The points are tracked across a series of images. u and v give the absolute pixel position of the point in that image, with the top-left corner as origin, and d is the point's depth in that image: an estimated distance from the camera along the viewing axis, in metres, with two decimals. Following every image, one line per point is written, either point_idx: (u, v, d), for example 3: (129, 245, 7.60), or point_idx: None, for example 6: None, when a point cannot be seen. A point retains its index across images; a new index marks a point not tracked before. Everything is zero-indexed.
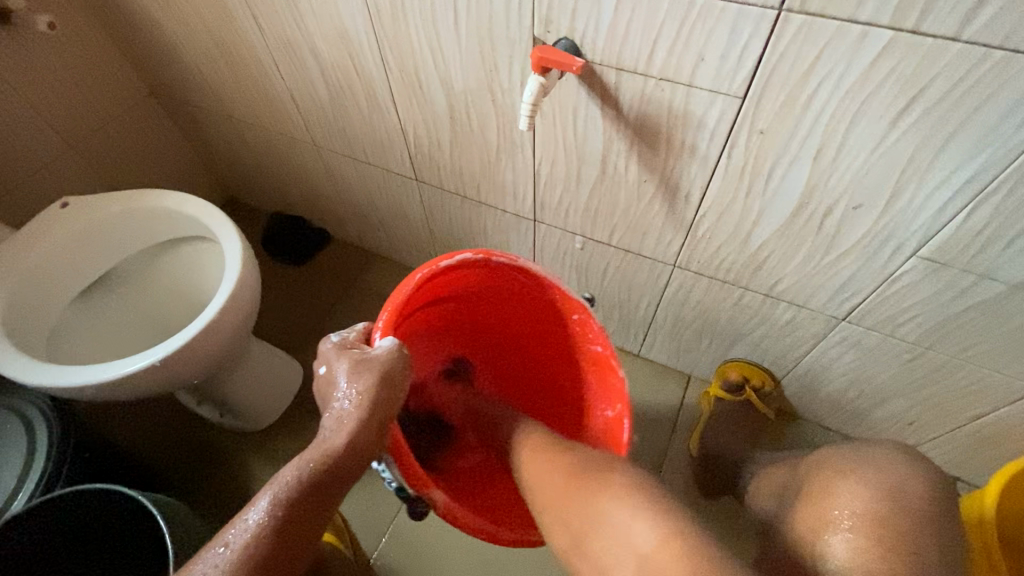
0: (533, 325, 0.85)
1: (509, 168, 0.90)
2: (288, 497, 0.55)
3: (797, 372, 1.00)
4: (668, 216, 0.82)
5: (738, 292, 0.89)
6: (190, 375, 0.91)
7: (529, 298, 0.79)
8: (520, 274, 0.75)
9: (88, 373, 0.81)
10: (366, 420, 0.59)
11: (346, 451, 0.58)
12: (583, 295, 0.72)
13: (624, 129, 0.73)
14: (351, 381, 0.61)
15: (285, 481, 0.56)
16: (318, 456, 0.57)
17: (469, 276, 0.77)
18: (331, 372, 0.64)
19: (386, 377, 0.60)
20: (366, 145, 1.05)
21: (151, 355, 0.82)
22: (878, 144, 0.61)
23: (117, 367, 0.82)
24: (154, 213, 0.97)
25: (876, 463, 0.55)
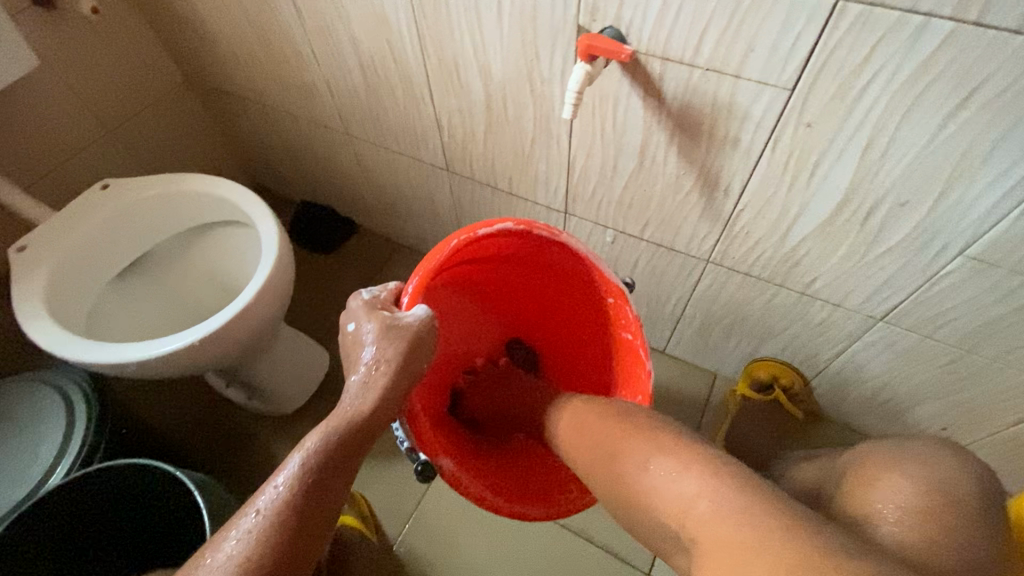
0: (564, 300, 0.86)
1: (543, 159, 0.90)
2: (317, 462, 0.55)
3: (828, 372, 0.99)
4: (704, 210, 0.81)
5: (772, 290, 0.89)
6: (224, 357, 0.93)
7: (564, 272, 0.80)
8: (554, 248, 0.76)
9: (128, 351, 0.83)
10: (390, 389, 0.60)
11: (373, 415, 0.59)
12: (618, 282, 0.73)
13: (665, 120, 0.72)
14: (378, 346, 0.61)
15: (314, 444, 0.56)
16: (347, 420, 0.58)
17: (503, 246, 0.78)
18: (358, 330, 0.63)
19: (414, 345, 0.61)
20: (398, 134, 1.06)
21: (191, 335, 0.85)
22: (930, 139, 0.59)
23: (156, 345, 0.83)
24: (190, 197, 0.98)
25: (923, 460, 0.53)
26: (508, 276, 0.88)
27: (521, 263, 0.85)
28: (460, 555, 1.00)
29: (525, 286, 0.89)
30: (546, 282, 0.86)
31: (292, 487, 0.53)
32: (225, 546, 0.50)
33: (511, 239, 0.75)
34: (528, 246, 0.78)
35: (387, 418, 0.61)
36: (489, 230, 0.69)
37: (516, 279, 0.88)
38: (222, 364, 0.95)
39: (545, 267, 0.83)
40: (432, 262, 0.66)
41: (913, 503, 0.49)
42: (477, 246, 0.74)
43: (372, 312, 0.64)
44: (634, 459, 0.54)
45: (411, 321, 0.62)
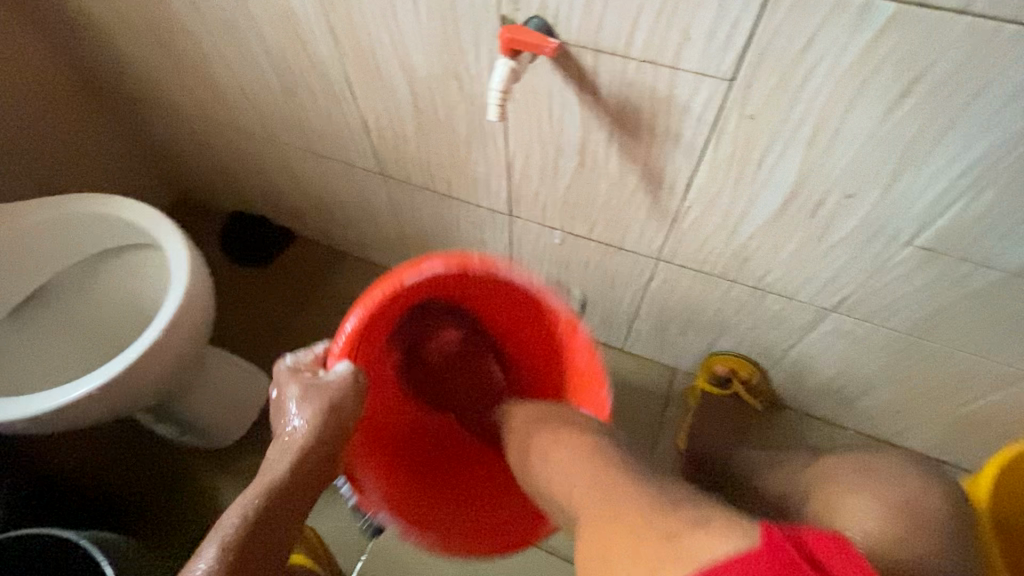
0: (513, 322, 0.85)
1: (481, 160, 0.84)
2: (240, 536, 0.55)
3: (784, 363, 0.98)
4: (651, 208, 0.77)
5: (724, 286, 0.86)
6: (140, 400, 0.84)
7: (510, 300, 0.80)
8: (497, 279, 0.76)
9: (22, 405, 0.73)
10: (312, 451, 0.61)
11: (295, 476, 0.60)
12: (567, 312, 0.71)
13: (603, 116, 0.67)
14: (301, 409, 0.62)
15: (234, 522, 0.56)
16: (262, 490, 0.58)
17: (445, 280, 0.78)
18: (282, 395, 0.64)
19: (335, 407, 0.62)
20: (324, 137, 0.97)
21: (95, 379, 0.75)
22: (875, 129, 0.56)
23: (54, 397, 0.74)
24: (89, 220, 0.88)
25: (885, 479, 0.53)
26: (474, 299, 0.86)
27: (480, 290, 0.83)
28: None
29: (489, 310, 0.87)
30: (521, 319, 0.83)
31: (215, 567, 0.53)
32: None
33: (449, 275, 0.75)
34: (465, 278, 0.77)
35: (314, 479, 0.62)
36: (418, 273, 0.69)
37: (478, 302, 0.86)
38: (141, 406, 0.86)
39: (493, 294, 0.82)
40: (364, 307, 0.68)
41: (894, 526, 0.48)
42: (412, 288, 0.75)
43: (298, 379, 0.64)
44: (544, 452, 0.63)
45: (334, 380, 0.63)
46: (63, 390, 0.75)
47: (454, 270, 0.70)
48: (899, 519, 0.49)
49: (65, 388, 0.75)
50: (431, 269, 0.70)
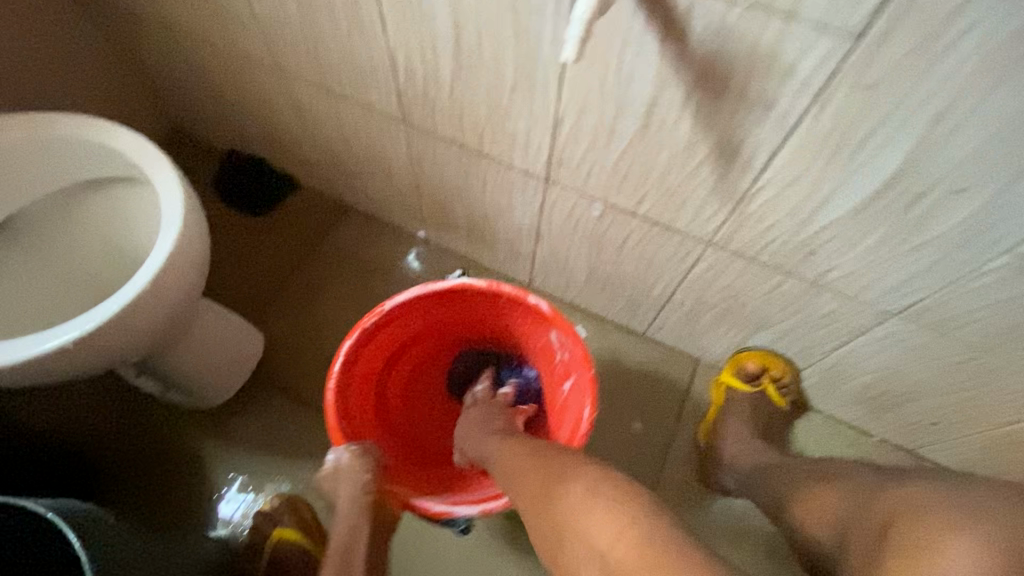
0: (457, 322, 0.92)
1: (524, 114, 0.74)
2: None
3: (821, 364, 0.92)
4: (715, 186, 0.68)
5: (777, 278, 0.78)
6: (126, 355, 0.75)
7: (434, 319, 0.90)
8: (413, 305, 0.84)
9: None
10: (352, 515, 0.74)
11: (346, 543, 0.72)
12: (455, 282, 0.82)
13: (684, 72, 0.57)
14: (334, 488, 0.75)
15: None
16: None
17: (380, 350, 0.87)
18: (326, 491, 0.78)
19: (351, 478, 0.74)
20: (343, 74, 0.86)
21: (78, 327, 0.66)
22: (1015, 113, 0.48)
23: (30, 344, 0.65)
24: (70, 144, 0.76)
25: (986, 515, 0.47)
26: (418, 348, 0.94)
27: (413, 333, 0.91)
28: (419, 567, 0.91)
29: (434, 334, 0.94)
30: (462, 317, 0.91)
31: None
32: None
33: (374, 346, 0.85)
34: (388, 341, 0.87)
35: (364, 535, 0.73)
36: (342, 360, 0.78)
37: (422, 338, 0.93)
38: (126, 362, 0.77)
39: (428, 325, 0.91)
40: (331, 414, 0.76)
41: None
42: (368, 356, 0.85)
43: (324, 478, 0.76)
44: (573, 490, 0.50)
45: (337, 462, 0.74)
46: (42, 337, 0.66)
47: (358, 334, 0.79)
48: None
49: (44, 336, 0.66)
50: (348, 348, 0.79)
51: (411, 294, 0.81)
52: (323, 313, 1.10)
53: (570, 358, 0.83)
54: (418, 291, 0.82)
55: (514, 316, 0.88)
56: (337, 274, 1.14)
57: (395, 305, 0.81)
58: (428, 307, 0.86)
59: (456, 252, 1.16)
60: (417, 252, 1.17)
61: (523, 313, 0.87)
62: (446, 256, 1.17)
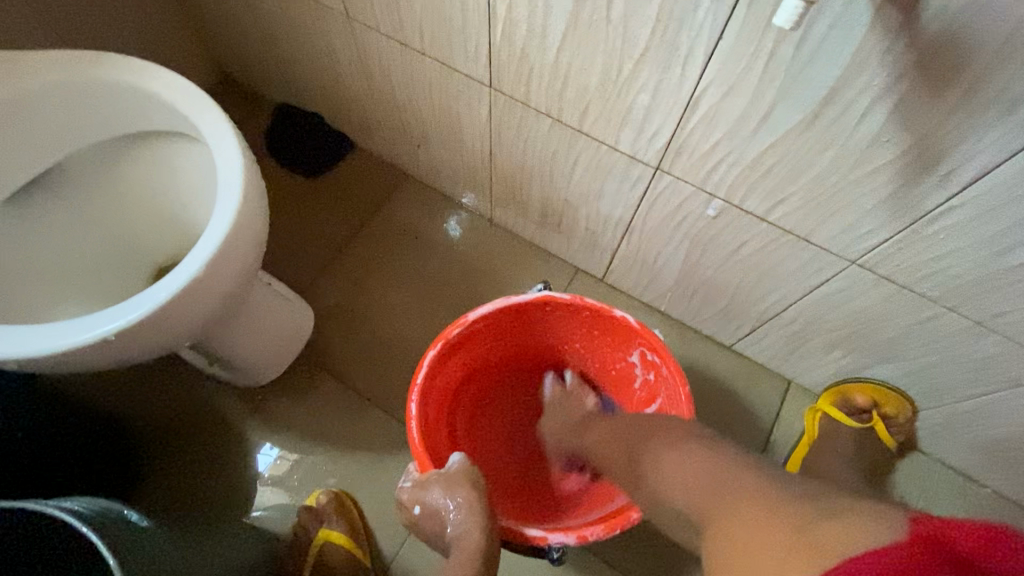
0: (527, 346, 0.82)
1: (649, 88, 0.60)
2: None
3: (949, 407, 0.79)
4: (890, 195, 0.55)
5: (932, 311, 0.65)
6: (182, 340, 0.67)
7: (506, 340, 0.80)
8: (490, 321, 0.74)
9: (43, 338, 0.56)
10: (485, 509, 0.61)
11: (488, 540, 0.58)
12: (536, 294, 0.72)
13: (900, 51, 0.43)
14: (449, 492, 0.62)
15: None
16: None
17: (450, 376, 0.77)
18: (425, 507, 0.63)
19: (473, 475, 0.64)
20: (425, 23, 0.73)
21: (133, 310, 0.57)
22: None
23: (79, 331, 0.57)
24: (117, 92, 0.67)
25: None
26: (487, 374, 0.83)
27: (483, 357, 0.80)
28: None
29: (504, 359, 0.83)
30: (534, 340, 0.81)
31: None
32: None
33: (445, 371, 0.75)
34: (459, 363, 0.77)
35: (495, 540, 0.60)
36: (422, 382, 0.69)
37: (492, 363, 0.82)
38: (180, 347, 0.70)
39: (499, 348, 0.81)
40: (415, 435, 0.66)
41: None
42: (441, 379, 0.75)
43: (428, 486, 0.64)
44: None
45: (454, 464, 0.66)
46: (88, 323, 0.57)
47: (439, 347, 0.70)
48: None
49: (94, 320, 0.57)
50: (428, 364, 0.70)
51: (491, 308, 0.72)
52: (375, 292, 1.01)
53: (657, 377, 0.75)
54: (498, 304, 0.72)
55: (589, 334, 0.78)
56: (392, 248, 1.04)
57: (474, 317, 0.72)
58: (504, 327, 0.77)
59: (516, 230, 1.04)
60: (457, 218, 1.06)
61: (602, 330, 0.77)
62: (507, 236, 1.05)
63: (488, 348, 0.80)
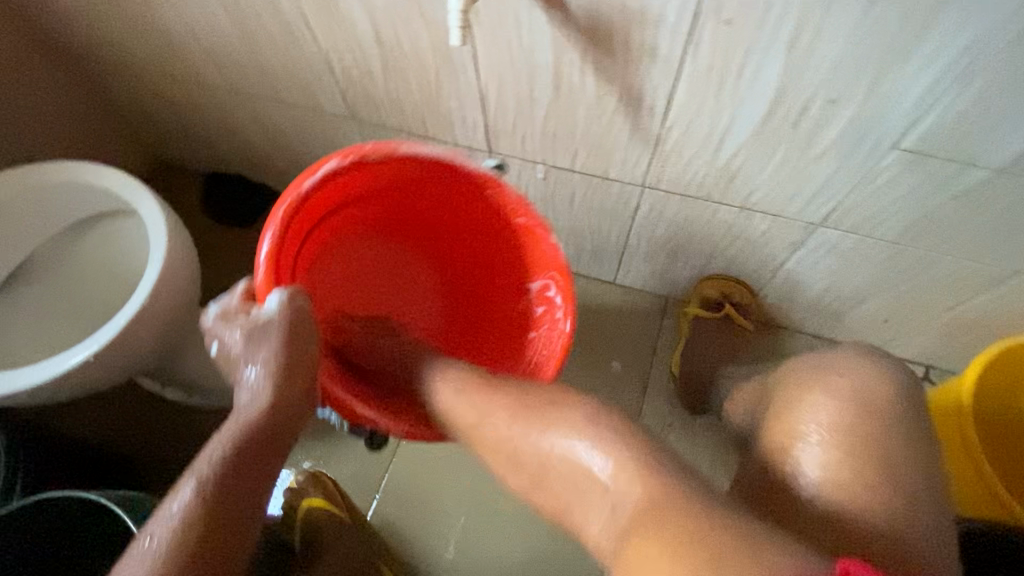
0: (442, 198, 0.83)
1: (453, 93, 0.80)
2: (216, 478, 0.54)
3: (774, 283, 0.98)
4: (633, 131, 0.75)
5: (712, 208, 0.84)
6: (144, 362, 0.84)
7: (422, 186, 0.81)
8: (416, 162, 0.76)
9: (19, 377, 0.73)
10: (287, 376, 0.61)
11: (265, 414, 0.59)
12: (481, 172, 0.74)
13: (575, 33, 0.63)
14: (247, 350, 0.63)
15: (205, 469, 0.54)
16: (238, 427, 0.58)
17: (357, 183, 0.77)
18: (224, 340, 0.65)
19: (285, 334, 0.62)
20: (287, 80, 0.92)
21: (101, 337, 0.75)
22: (857, 25, 0.54)
23: (61, 361, 0.74)
24: (60, 188, 0.85)
25: (847, 372, 0.55)
26: (391, 197, 0.84)
27: (401, 190, 0.83)
28: (433, 512, 1.02)
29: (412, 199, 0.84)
30: (446, 198, 0.82)
31: (186, 516, 0.51)
32: (160, 520, 0.52)
33: (351, 176, 0.75)
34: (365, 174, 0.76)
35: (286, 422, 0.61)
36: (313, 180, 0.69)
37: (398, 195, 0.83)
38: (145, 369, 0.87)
39: (414, 184, 0.81)
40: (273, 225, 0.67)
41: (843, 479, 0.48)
42: (331, 186, 0.74)
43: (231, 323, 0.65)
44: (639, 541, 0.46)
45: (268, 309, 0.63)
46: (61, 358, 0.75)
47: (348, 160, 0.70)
48: (859, 469, 0.48)
49: (70, 351, 0.75)
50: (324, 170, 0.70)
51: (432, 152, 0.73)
52: None
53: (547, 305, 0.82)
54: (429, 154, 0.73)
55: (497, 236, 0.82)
56: None
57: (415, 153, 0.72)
58: (407, 165, 0.76)
59: None
60: None
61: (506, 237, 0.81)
62: None
63: (378, 178, 0.79)
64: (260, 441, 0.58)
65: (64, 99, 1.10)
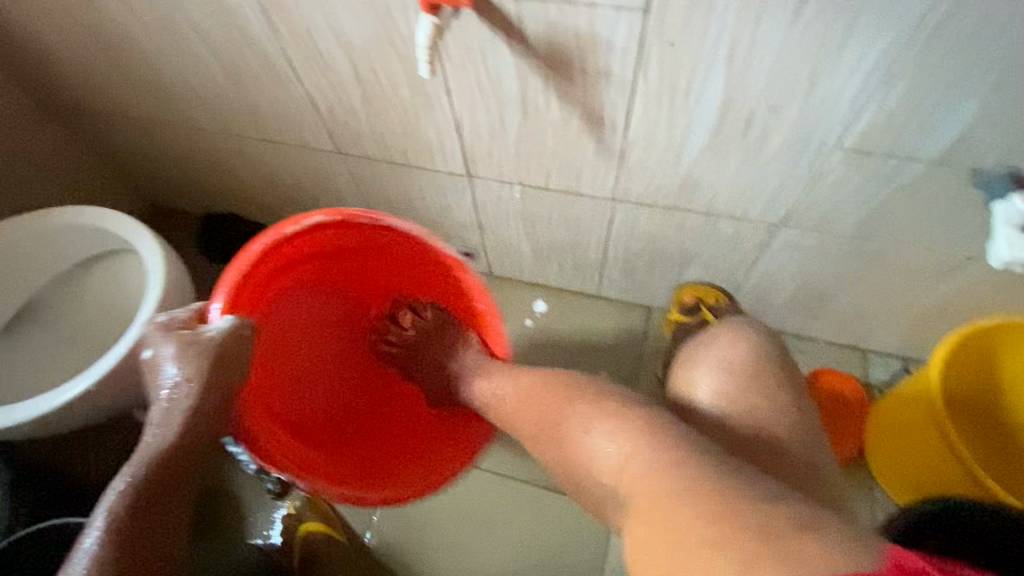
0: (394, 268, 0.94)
1: (430, 123, 0.86)
2: (135, 503, 0.57)
3: (748, 286, 1.02)
4: (598, 148, 0.80)
5: (680, 216, 0.89)
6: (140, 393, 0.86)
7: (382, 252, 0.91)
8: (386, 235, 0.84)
9: (20, 409, 0.76)
10: (200, 406, 0.63)
11: (188, 425, 0.62)
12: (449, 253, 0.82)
13: (535, 61, 0.69)
14: (179, 364, 0.63)
15: (126, 484, 0.58)
16: (156, 448, 0.60)
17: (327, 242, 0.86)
18: (156, 355, 0.65)
19: (214, 358, 0.64)
20: (275, 121, 0.98)
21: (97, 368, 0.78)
22: (785, 40, 0.59)
23: (59, 392, 0.77)
24: (60, 230, 0.90)
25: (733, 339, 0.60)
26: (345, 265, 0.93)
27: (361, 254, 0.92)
28: (430, 531, 1.03)
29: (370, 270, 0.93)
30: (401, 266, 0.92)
31: (106, 535, 0.55)
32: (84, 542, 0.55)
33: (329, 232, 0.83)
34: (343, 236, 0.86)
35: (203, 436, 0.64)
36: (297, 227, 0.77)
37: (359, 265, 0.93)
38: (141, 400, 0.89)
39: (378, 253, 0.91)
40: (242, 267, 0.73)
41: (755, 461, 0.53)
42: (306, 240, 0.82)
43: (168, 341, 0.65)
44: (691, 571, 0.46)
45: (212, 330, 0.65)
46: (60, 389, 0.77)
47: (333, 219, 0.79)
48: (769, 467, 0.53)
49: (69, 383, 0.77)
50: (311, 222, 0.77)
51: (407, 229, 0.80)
52: None
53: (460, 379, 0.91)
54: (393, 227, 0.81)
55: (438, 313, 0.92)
56: None
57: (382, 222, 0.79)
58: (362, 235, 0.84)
59: None
60: None
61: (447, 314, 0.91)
62: None
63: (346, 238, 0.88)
64: (169, 470, 0.60)
65: (64, 150, 1.16)
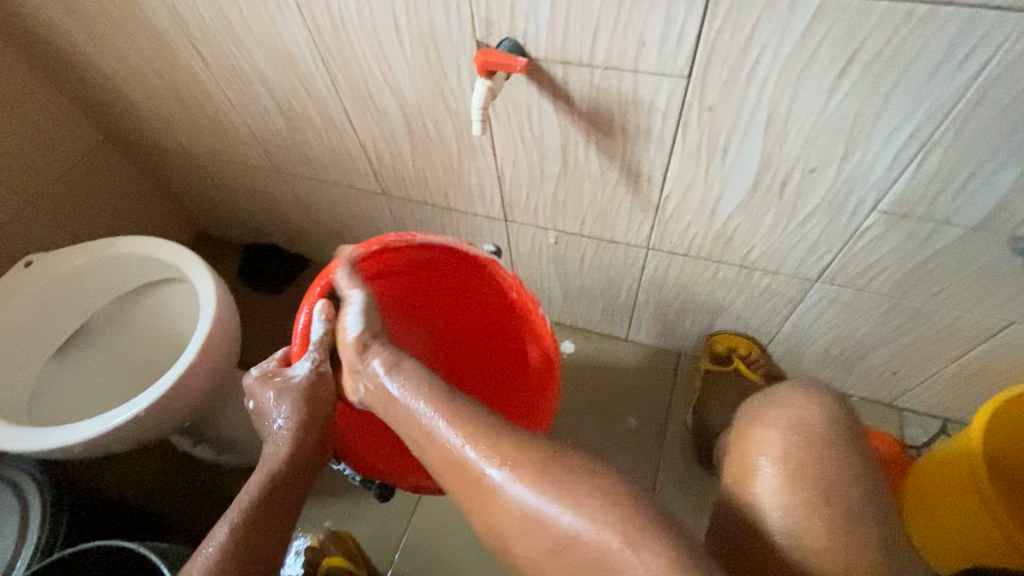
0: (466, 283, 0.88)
1: (473, 171, 0.90)
2: (245, 518, 0.66)
3: (780, 337, 1.02)
4: (634, 199, 0.83)
5: (713, 267, 0.91)
6: (184, 418, 0.90)
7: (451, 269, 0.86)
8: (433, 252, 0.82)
9: (78, 431, 0.80)
10: (301, 438, 0.70)
11: (292, 454, 0.69)
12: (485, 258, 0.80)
13: (578, 119, 0.73)
14: (284, 406, 0.71)
15: (242, 505, 0.66)
16: (268, 469, 0.69)
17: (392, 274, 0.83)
18: (263, 400, 0.73)
19: (310, 397, 0.71)
20: (326, 162, 1.03)
21: (150, 394, 0.81)
22: (822, 108, 0.62)
23: (115, 415, 0.81)
24: (122, 259, 0.96)
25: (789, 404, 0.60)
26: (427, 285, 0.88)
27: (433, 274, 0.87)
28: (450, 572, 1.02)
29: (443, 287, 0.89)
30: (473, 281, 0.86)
31: (223, 545, 0.63)
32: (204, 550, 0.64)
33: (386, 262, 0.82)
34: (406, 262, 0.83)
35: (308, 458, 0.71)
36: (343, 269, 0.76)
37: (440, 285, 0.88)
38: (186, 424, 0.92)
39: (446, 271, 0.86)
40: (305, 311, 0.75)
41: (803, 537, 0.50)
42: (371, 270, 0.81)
43: (271, 385, 0.72)
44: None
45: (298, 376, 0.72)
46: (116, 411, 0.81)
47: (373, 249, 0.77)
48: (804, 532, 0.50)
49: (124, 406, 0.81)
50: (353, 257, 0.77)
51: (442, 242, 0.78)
52: None
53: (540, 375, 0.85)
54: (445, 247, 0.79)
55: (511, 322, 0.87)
56: None
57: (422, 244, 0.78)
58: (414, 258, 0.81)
59: None
60: None
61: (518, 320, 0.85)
62: None
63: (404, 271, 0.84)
64: (278, 489, 0.69)
65: (126, 182, 1.25)
